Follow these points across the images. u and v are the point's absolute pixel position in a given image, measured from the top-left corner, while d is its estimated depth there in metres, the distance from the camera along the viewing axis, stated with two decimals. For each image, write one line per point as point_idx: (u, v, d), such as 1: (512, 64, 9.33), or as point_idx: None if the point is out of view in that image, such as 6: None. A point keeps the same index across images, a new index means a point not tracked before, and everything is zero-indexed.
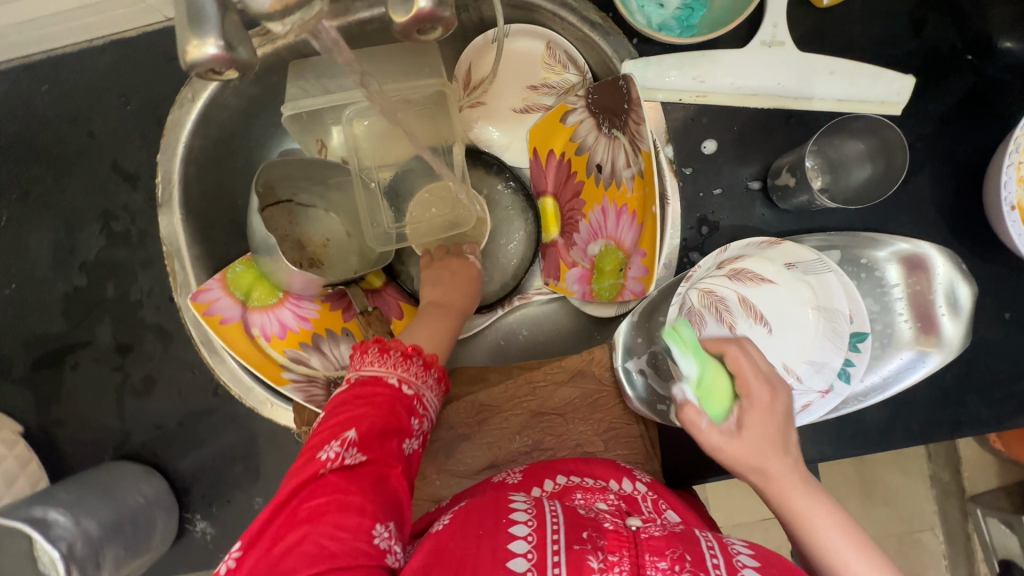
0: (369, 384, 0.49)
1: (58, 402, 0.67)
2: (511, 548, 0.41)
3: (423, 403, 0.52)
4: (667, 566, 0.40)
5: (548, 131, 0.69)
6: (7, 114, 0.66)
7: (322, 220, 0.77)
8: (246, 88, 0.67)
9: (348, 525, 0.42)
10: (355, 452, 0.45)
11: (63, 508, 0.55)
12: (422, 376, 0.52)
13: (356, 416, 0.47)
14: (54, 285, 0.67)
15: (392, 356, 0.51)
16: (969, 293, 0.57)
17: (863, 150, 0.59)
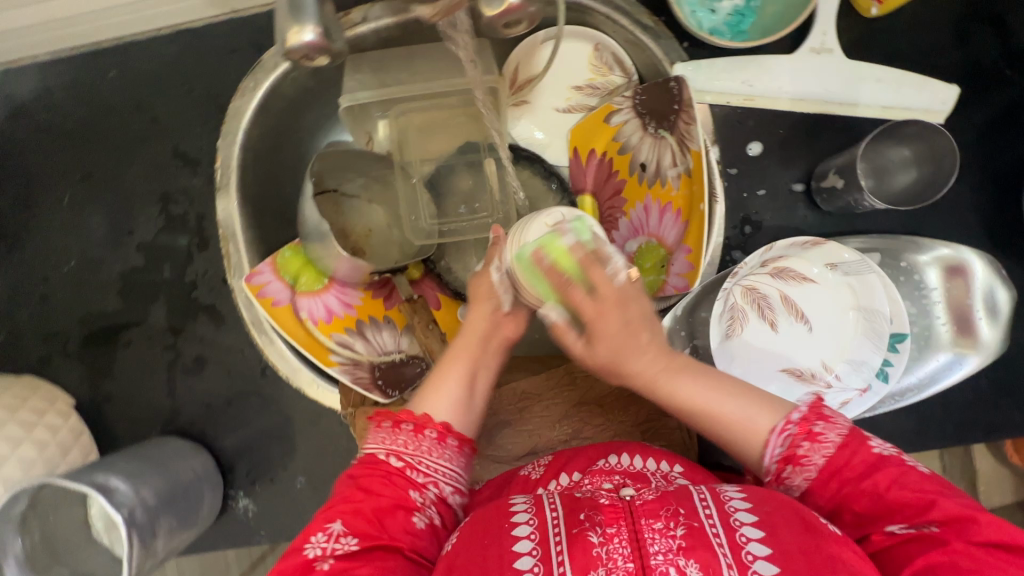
0: (366, 462, 0.49)
1: (109, 378, 0.69)
2: (516, 550, 0.43)
3: (423, 469, 0.49)
4: (663, 525, 0.42)
5: (591, 130, 0.65)
6: (74, 98, 0.69)
7: (365, 212, 0.75)
8: (304, 80, 0.69)
9: None
10: (349, 539, 0.45)
11: (122, 476, 0.56)
12: (414, 442, 0.49)
13: (348, 504, 0.47)
14: (111, 264, 0.69)
15: (400, 433, 0.50)
16: (1008, 297, 0.59)
17: (908, 155, 0.60)
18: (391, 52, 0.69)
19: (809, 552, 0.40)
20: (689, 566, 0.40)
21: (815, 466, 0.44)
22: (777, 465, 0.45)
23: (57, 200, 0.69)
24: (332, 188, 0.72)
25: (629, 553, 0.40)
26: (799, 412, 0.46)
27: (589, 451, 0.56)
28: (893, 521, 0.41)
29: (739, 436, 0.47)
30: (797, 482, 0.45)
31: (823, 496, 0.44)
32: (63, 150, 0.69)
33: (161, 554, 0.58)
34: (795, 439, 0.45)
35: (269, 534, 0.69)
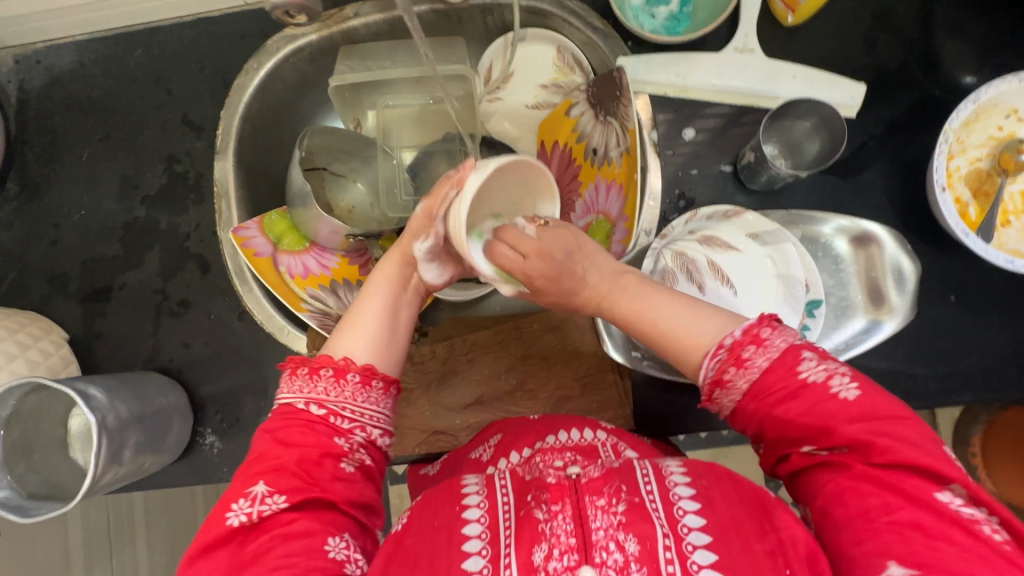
0: (287, 415, 0.51)
1: (101, 317, 0.76)
2: (466, 532, 0.48)
3: (343, 415, 0.51)
4: (605, 501, 0.46)
5: (554, 126, 0.76)
6: (102, 72, 0.79)
7: (350, 189, 0.85)
8: (302, 66, 0.80)
9: (297, 551, 0.46)
10: (275, 500, 0.48)
11: (100, 388, 0.62)
12: (333, 388, 0.51)
13: (273, 468, 0.49)
14: (116, 215, 0.77)
15: (300, 376, 0.52)
16: (912, 266, 0.65)
17: (809, 127, 0.67)
18: (378, 43, 0.80)
19: (739, 526, 0.46)
20: (628, 540, 0.43)
21: (738, 389, 0.50)
22: (709, 385, 0.51)
23: (76, 157, 0.79)
24: (321, 166, 0.81)
25: (572, 529, 0.44)
26: (739, 331, 0.50)
27: (535, 426, 0.62)
28: (808, 445, 0.47)
29: (687, 352, 0.52)
30: (725, 402, 0.51)
31: (754, 417, 0.50)
32: (87, 115, 0.79)
33: (126, 468, 0.63)
34: (722, 364, 0.50)
35: (231, 471, 0.74)
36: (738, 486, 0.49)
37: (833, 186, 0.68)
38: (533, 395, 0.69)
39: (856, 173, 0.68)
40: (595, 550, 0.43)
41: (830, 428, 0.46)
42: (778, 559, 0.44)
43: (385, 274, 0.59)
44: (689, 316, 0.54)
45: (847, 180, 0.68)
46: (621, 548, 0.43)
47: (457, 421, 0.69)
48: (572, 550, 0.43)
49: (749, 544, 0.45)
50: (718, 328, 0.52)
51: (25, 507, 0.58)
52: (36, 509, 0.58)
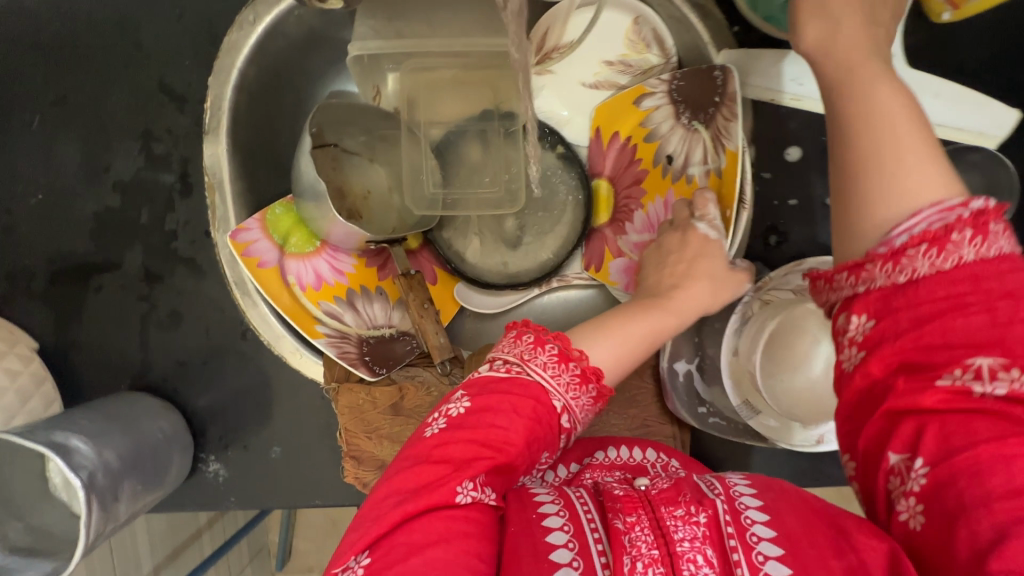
0: (531, 395, 0.45)
1: (77, 324, 0.64)
2: (550, 542, 0.40)
3: (567, 436, 0.48)
4: (683, 511, 0.41)
5: (616, 110, 0.67)
6: (50, 11, 0.61)
7: (369, 172, 0.71)
8: (311, 20, 0.63)
9: (484, 557, 0.40)
10: (489, 491, 0.43)
11: (84, 436, 0.52)
12: (588, 409, 0.48)
13: (502, 439, 0.44)
14: (84, 202, 0.63)
15: (570, 372, 0.47)
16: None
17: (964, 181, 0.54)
18: None
19: (811, 535, 0.38)
20: (714, 558, 0.38)
21: (931, 266, 0.34)
22: (909, 239, 0.35)
23: (24, 124, 0.62)
24: (332, 144, 0.67)
25: (653, 540, 0.39)
26: (981, 204, 0.34)
27: (580, 441, 0.57)
28: (972, 353, 0.33)
29: (862, 198, 0.37)
30: (922, 267, 0.34)
31: (896, 321, 0.35)
32: (33, 67, 0.62)
33: (123, 519, 0.55)
34: (961, 220, 0.34)
35: (239, 501, 0.67)
36: (813, 503, 0.41)
37: None
38: None
39: None
40: (682, 563, 0.38)
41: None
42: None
43: (672, 302, 0.54)
44: (915, 168, 0.36)
45: None
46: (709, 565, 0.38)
47: None
48: (657, 563, 0.38)
49: (824, 560, 0.36)
50: (937, 186, 0.36)
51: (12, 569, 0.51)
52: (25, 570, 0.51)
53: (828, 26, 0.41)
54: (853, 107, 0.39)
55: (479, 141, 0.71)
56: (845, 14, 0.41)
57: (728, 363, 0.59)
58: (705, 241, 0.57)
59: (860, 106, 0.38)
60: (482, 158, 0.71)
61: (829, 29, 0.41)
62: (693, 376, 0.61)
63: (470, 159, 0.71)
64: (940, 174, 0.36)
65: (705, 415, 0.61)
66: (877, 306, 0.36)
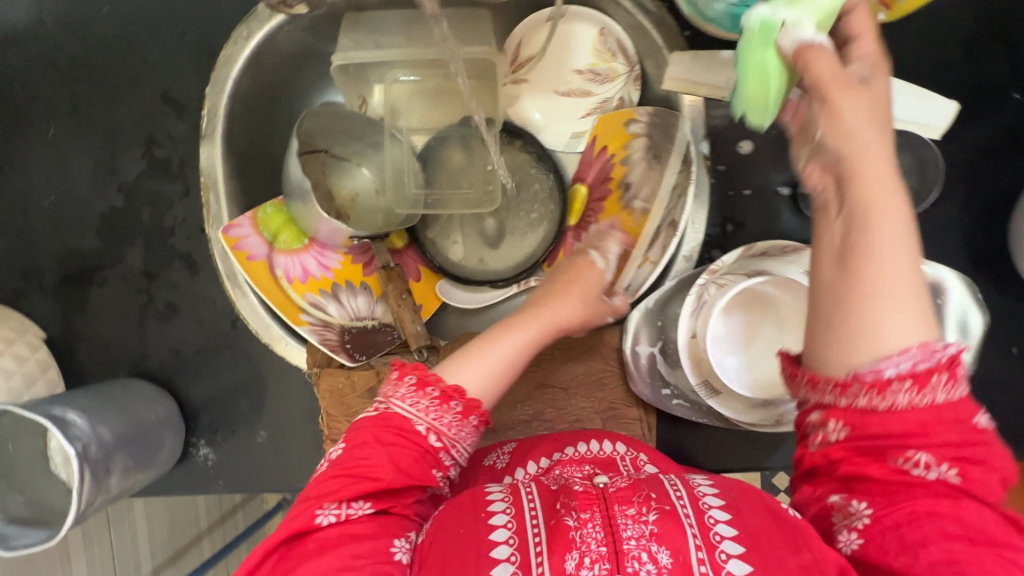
0: (391, 423, 0.50)
1: (81, 316, 0.69)
2: (494, 539, 0.46)
3: (452, 453, 0.52)
4: (635, 511, 0.45)
5: (611, 126, 0.70)
6: (66, 31, 0.68)
7: (354, 174, 0.75)
8: (301, 35, 0.68)
9: (365, 553, 0.46)
10: (362, 504, 0.48)
11: (80, 411, 0.57)
12: (456, 426, 0.51)
13: (373, 465, 0.48)
14: (92, 203, 0.69)
15: (427, 397, 0.51)
16: (980, 321, 0.54)
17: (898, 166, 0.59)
18: (392, 14, 0.69)
19: (771, 535, 0.43)
20: (661, 551, 0.42)
21: (892, 399, 0.36)
22: (897, 374, 0.35)
23: (42, 134, 0.69)
24: (321, 149, 0.72)
25: (603, 538, 0.43)
26: (951, 350, 0.36)
27: (551, 437, 0.61)
28: (922, 450, 0.37)
29: (864, 332, 0.36)
30: (898, 399, 0.36)
31: (861, 428, 0.38)
32: (49, 83, 0.68)
33: (114, 492, 0.59)
34: (938, 366, 0.35)
35: (227, 484, 0.70)
36: (766, 499, 0.47)
37: None
38: (550, 427, 0.65)
39: (933, 206, 0.60)
40: (627, 560, 0.42)
41: (965, 442, 0.37)
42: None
43: (539, 315, 0.60)
44: (903, 307, 0.35)
45: (920, 213, 0.60)
46: (654, 559, 0.42)
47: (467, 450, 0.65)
48: (604, 559, 0.42)
49: (783, 557, 0.41)
50: (915, 328, 0.36)
51: (7, 536, 0.55)
52: (20, 537, 0.55)
53: (840, 102, 0.36)
54: (842, 233, 0.36)
55: (460, 146, 0.75)
56: (835, 81, 0.36)
57: (687, 343, 0.59)
58: (587, 263, 0.64)
59: (871, 219, 0.35)
60: (462, 162, 0.75)
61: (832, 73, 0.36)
62: (656, 359, 0.64)
63: (450, 163, 0.75)
64: (920, 302, 0.36)
65: (669, 396, 0.63)
66: (851, 419, 0.38)
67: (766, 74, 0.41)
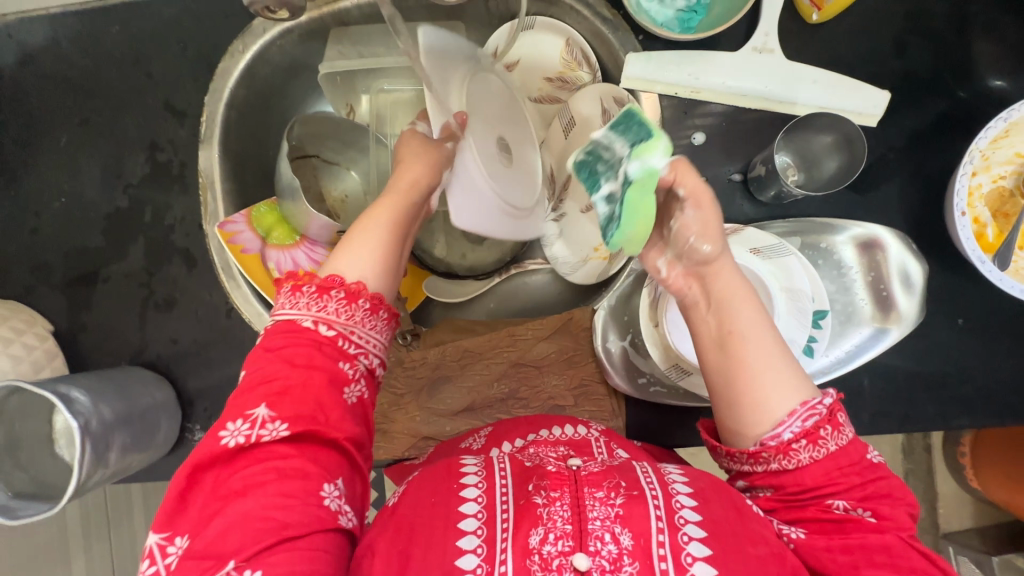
0: (286, 331, 0.50)
1: (87, 310, 0.74)
2: (462, 511, 0.48)
3: (354, 344, 0.51)
4: (604, 494, 0.47)
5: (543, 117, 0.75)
6: (78, 49, 0.74)
7: (344, 178, 0.80)
8: (291, 48, 0.75)
9: (294, 492, 0.45)
10: (276, 426, 0.46)
11: (83, 390, 0.61)
12: (345, 310, 0.51)
13: (279, 380, 0.48)
14: (99, 204, 0.74)
15: (307, 294, 0.51)
16: (919, 270, 0.63)
17: (829, 142, 0.64)
18: (373, 27, 0.74)
19: (733, 524, 0.46)
20: (623, 533, 0.44)
21: (801, 459, 0.46)
22: (793, 436, 0.46)
23: (54, 142, 0.75)
24: (312, 154, 0.77)
25: (570, 517, 0.45)
26: (829, 402, 0.47)
27: (528, 420, 0.63)
28: (837, 498, 0.46)
29: (758, 403, 0.47)
30: (801, 456, 0.46)
31: (785, 484, 0.47)
32: (62, 96, 0.75)
33: (111, 469, 0.62)
34: (820, 421, 0.46)
35: None
36: (734, 491, 0.49)
37: (848, 201, 0.65)
38: (525, 404, 0.69)
39: (874, 188, 0.65)
40: (590, 539, 0.44)
41: (867, 484, 0.46)
42: (771, 568, 0.44)
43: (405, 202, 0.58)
44: (780, 371, 0.47)
45: (863, 195, 0.65)
46: (616, 540, 0.44)
47: (447, 427, 0.69)
48: (568, 537, 0.44)
49: (744, 547, 0.45)
50: (799, 388, 0.47)
51: (13, 507, 0.58)
52: (25, 509, 0.58)
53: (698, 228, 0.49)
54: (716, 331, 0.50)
55: None
56: (694, 219, 0.49)
57: (652, 333, 0.64)
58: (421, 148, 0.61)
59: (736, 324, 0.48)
60: None
61: (688, 222, 0.49)
62: (627, 352, 0.67)
63: None
64: (794, 367, 0.48)
65: (645, 384, 0.66)
66: (773, 480, 0.48)
67: (649, 209, 0.47)
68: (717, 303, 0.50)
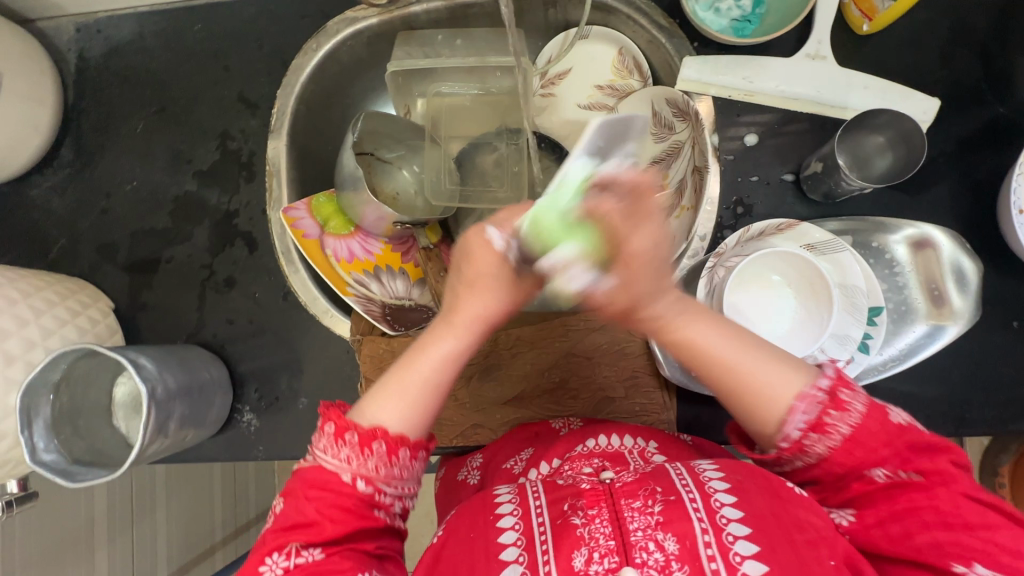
0: (320, 482, 0.48)
1: (148, 289, 0.76)
2: (502, 542, 0.48)
3: (390, 488, 0.49)
4: (641, 503, 0.48)
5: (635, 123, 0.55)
6: (162, 44, 0.79)
7: (396, 176, 0.79)
8: (359, 49, 0.79)
9: None
10: (313, 550, 0.48)
11: (150, 358, 0.62)
12: (385, 466, 0.49)
13: (313, 520, 0.48)
14: (168, 187, 0.78)
15: (346, 445, 0.48)
16: (974, 266, 0.63)
17: (882, 142, 0.65)
18: (439, 31, 0.78)
19: (780, 518, 0.46)
20: (667, 538, 0.45)
21: (835, 438, 0.46)
22: (800, 433, 0.47)
23: (131, 129, 0.79)
24: (370, 151, 0.76)
25: (611, 531, 0.46)
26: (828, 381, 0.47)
27: (564, 437, 0.62)
28: (878, 470, 0.46)
29: (763, 405, 0.48)
30: (818, 448, 0.47)
31: (835, 466, 0.47)
32: (143, 86, 0.79)
33: (170, 439, 0.63)
34: (822, 408, 0.46)
35: (267, 450, 0.74)
36: (770, 476, 0.49)
37: (899, 202, 0.66)
38: (575, 395, 0.69)
39: (925, 190, 0.66)
40: (635, 551, 0.45)
41: (902, 450, 0.46)
42: (821, 550, 0.45)
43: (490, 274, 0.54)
44: (771, 365, 0.48)
45: (914, 197, 0.66)
46: (661, 547, 0.45)
47: (497, 414, 0.69)
48: (613, 552, 0.45)
49: (790, 534, 0.45)
50: (795, 379, 0.48)
51: (72, 472, 0.59)
52: (84, 474, 0.59)
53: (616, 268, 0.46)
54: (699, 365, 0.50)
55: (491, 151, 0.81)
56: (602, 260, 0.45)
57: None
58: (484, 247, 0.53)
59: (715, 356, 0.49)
60: (495, 167, 0.81)
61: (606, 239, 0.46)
62: None
63: (485, 165, 0.81)
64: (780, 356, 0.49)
65: (700, 377, 0.66)
66: (807, 471, 0.49)
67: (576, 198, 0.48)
68: (692, 355, 0.50)
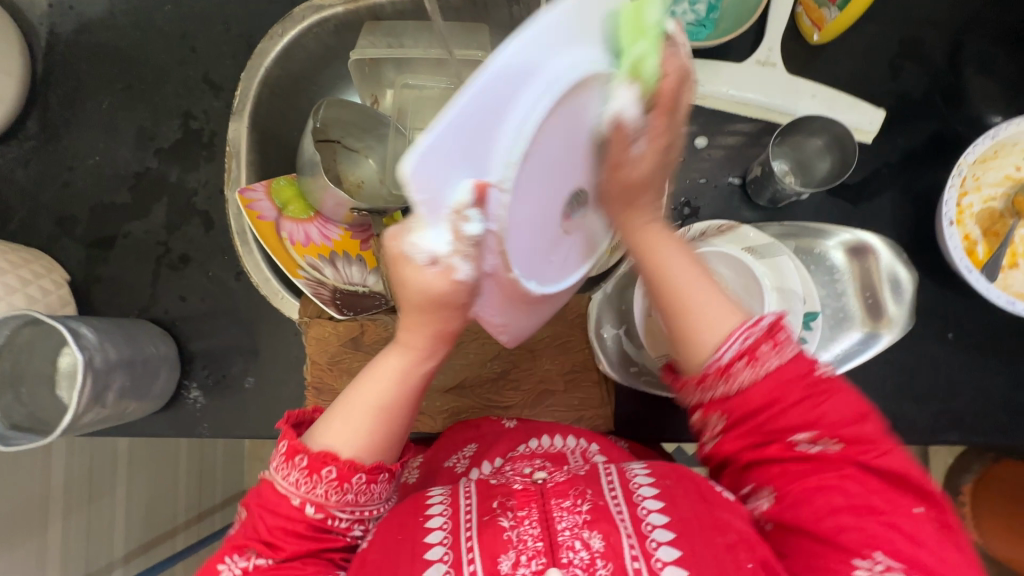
0: (274, 504, 0.49)
1: (104, 263, 0.77)
2: (428, 542, 0.47)
3: (344, 511, 0.49)
4: (570, 503, 0.48)
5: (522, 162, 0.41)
6: (131, 23, 0.80)
7: (361, 164, 0.82)
8: (326, 37, 0.80)
9: None
10: (265, 559, 0.49)
11: (92, 329, 0.63)
12: (335, 491, 0.48)
13: (268, 531, 0.48)
14: (130, 164, 0.79)
15: (296, 468, 0.48)
16: (909, 276, 0.64)
17: (821, 146, 0.67)
18: (403, 22, 0.79)
19: (702, 522, 0.46)
20: (592, 537, 0.45)
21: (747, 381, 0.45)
22: (731, 357, 0.45)
23: (97, 105, 0.80)
24: (334, 138, 0.80)
25: (539, 532, 0.46)
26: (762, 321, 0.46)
27: (509, 434, 0.64)
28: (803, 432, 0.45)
29: (702, 314, 0.47)
30: (742, 377, 0.45)
31: (752, 400, 0.45)
32: (110, 63, 0.80)
33: (108, 410, 0.64)
34: (758, 338, 0.45)
35: (211, 428, 0.74)
36: (698, 481, 0.49)
37: (842, 210, 0.67)
38: (515, 385, 0.70)
39: (868, 199, 0.67)
40: (562, 550, 0.45)
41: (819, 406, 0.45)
42: (739, 555, 0.44)
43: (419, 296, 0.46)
44: (712, 294, 0.47)
45: (856, 205, 0.67)
46: (587, 546, 0.45)
47: (438, 401, 0.70)
48: (540, 553, 0.45)
49: (712, 538, 0.45)
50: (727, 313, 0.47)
51: (7, 436, 0.60)
52: (18, 438, 0.60)
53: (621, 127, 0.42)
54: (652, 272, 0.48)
55: None
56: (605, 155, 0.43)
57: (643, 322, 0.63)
58: (406, 263, 0.40)
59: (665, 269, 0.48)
60: None
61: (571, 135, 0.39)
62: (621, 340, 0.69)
63: None
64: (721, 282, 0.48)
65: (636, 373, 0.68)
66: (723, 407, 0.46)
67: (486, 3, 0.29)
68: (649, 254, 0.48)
